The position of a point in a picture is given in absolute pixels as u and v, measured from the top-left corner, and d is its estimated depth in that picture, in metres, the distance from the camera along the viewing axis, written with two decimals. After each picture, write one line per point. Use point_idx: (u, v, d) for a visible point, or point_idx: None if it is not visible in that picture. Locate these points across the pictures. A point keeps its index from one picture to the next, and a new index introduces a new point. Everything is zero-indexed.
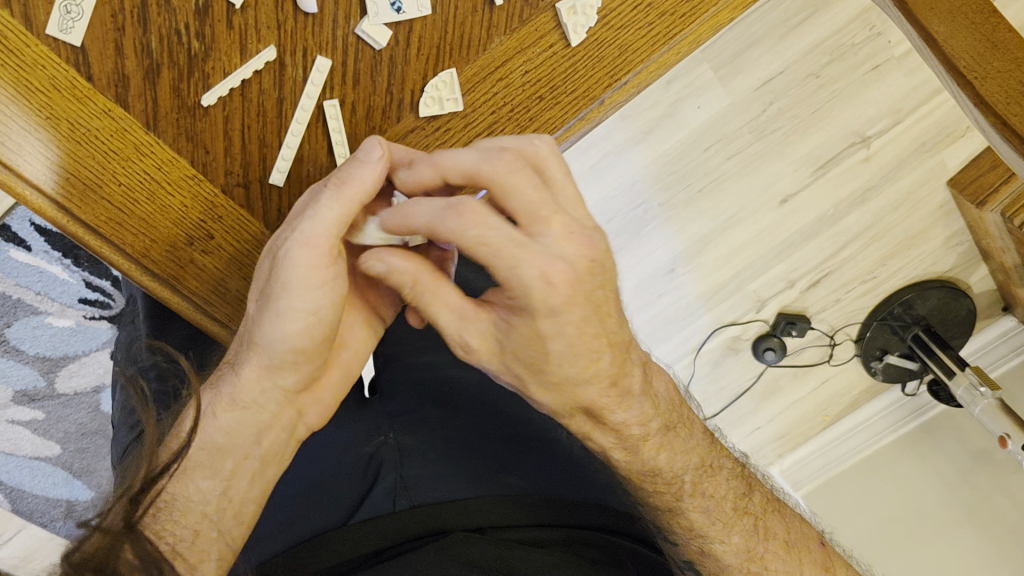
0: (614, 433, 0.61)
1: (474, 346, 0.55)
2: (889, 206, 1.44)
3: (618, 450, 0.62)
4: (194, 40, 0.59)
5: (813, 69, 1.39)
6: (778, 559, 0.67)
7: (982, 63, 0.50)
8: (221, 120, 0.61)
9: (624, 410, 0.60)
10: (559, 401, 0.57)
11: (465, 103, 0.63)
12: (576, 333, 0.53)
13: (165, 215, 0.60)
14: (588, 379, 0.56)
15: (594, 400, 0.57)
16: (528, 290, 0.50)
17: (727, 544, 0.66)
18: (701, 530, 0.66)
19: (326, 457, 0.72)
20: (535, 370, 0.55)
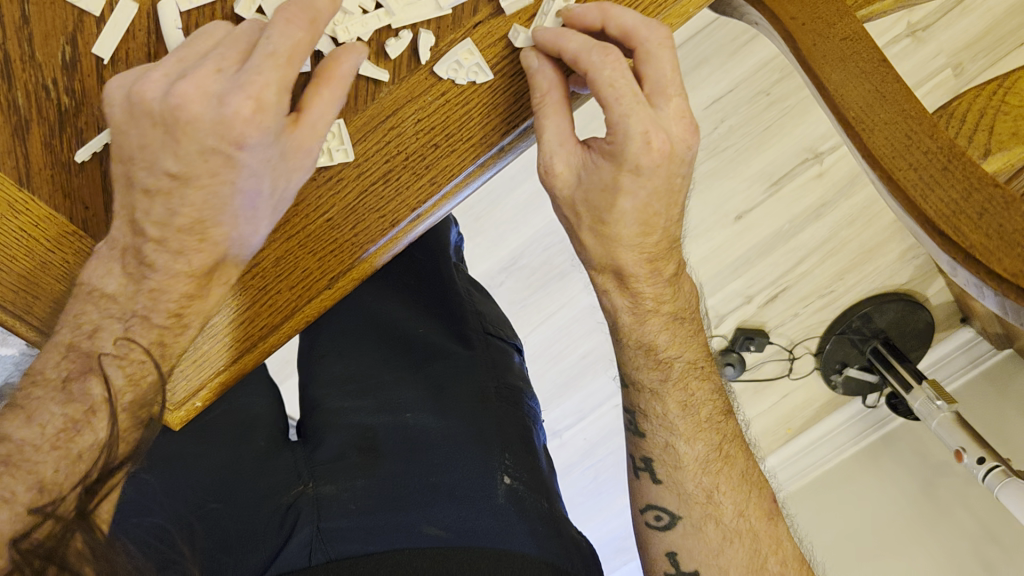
0: (629, 297, 0.68)
1: (559, 170, 0.61)
2: (843, 221, 1.44)
3: (626, 313, 0.69)
4: (64, 96, 0.55)
5: (762, 87, 1.36)
6: (728, 484, 0.71)
7: (870, 114, 0.50)
8: (99, 177, 0.56)
9: (647, 281, 0.67)
10: (600, 254, 0.65)
11: (358, 154, 0.58)
12: (647, 200, 0.62)
13: (42, 271, 0.56)
14: (640, 232, 0.64)
15: (629, 265, 0.66)
16: (629, 142, 0.58)
17: (691, 447, 0.71)
18: (672, 421, 0.71)
19: (248, 505, 0.72)
20: (597, 214, 0.63)
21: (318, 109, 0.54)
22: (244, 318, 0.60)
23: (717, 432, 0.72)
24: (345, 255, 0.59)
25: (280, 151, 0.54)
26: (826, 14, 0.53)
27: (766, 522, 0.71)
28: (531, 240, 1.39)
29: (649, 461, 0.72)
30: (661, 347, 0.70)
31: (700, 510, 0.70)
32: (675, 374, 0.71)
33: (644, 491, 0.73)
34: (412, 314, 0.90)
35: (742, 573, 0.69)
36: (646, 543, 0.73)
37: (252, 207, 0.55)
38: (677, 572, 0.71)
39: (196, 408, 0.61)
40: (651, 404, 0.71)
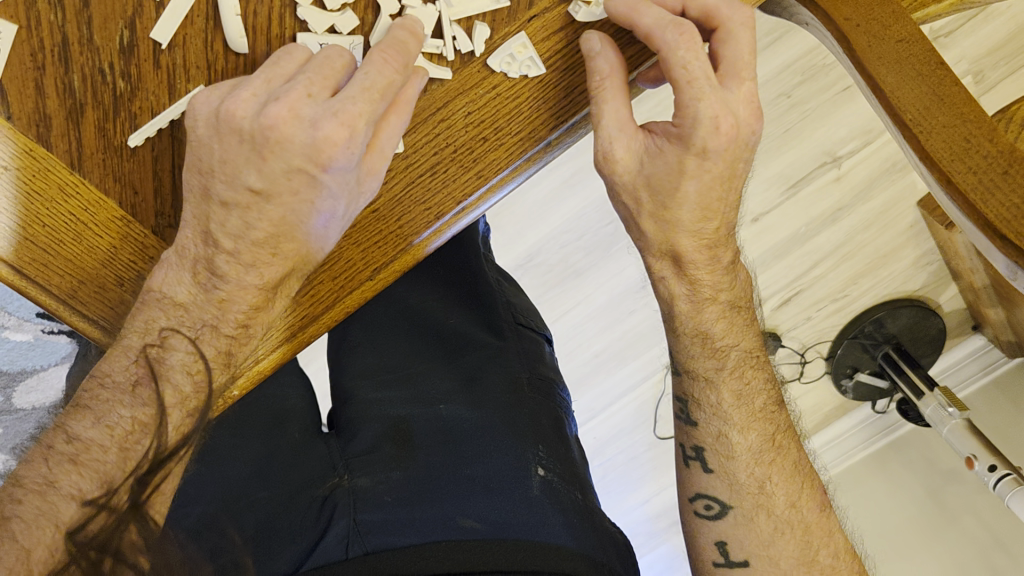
0: (687, 284, 0.68)
1: (620, 155, 0.61)
2: (860, 225, 1.43)
3: (683, 300, 0.69)
4: (120, 80, 0.55)
5: (784, 89, 1.34)
6: (781, 475, 0.72)
7: (927, 117, 0.50)
8: (150, 162, 0.56)
9: (705, 267, 0.67)
10: (660, 240, 0.66)
11: (407, 144, 0.58)
12: (710, 182, 0.63)
13: (89, 256, 0.56)
14: (699, 220, 0.65)
15: (685, 250, 0.66)
16: (698, 125, 0.59)
17: (744, 437, 0.72)
18: (726, 411, 0.72)
19: (282, 502, 0.75)
20: (659, 198, 0.63)
21: (389, 134, 0.55)
22: (286, 305, 0.59)
23: (771, 422, 0.73)
24: (391, 246, 0.59)
25: (358, 174, 0.55)
26: (882, 16, 0.53)
27: (818, 513, 0.73)
28: (547, 237, 1.39)
29: (701, 450, 0.74)
30: (716, 336, 0.70)
31: (752, 501, 0.72)
32: (731, 364, 0.71)
33: (694, 479, 0.74)
34: (444, 304, 0.93)
35: (794, 563, 0.71)
36: (694, 532, 0.75)
37: (321, 228, 0.56)
38: (726, 564, 0.73)
39: (232, 397, 0.60)
40: (706, 394, 0.72)
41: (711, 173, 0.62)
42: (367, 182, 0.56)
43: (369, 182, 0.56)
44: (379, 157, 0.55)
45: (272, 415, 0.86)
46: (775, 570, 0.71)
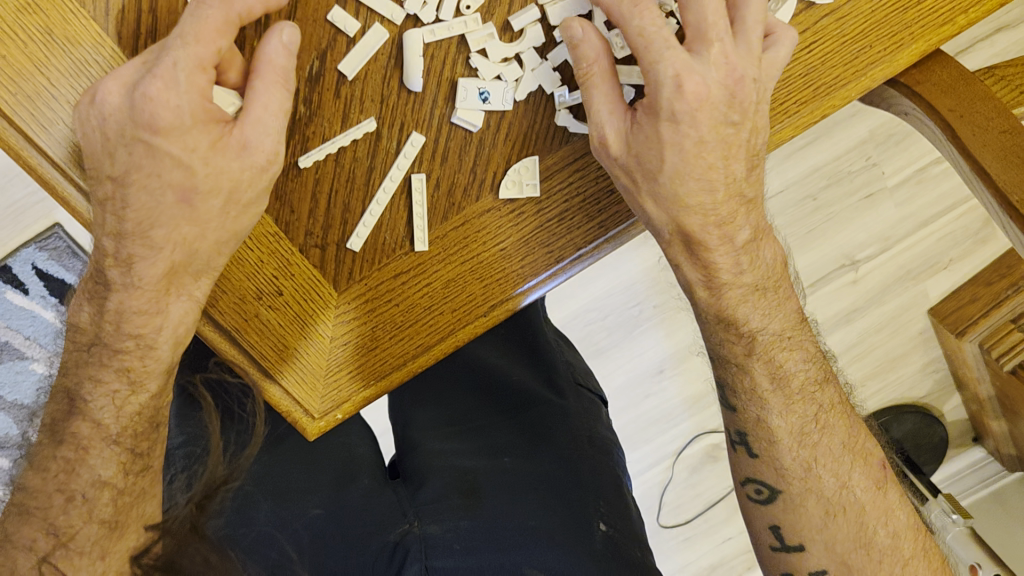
0: (701, 269, 0.64)
1: (610, 138, 0.57)
2: (871, 328, 1.43)
3: (701, 291, 0.64)
4: (301, 106, 0.56)
5: (810, 191, 1.36)
6: (827, 453, 0.68)
7: None
8: (311, 183, 0.58)
9: (720, 248, 0.62)
10: (664, 220, 0.61)
11: (544, 190, 0.59)
12: (695, 152, 0.59)
13: (239, 268, 0.58)
14: (697, 187, 0.60)
15: (693, 227, 0.61)
16: (661, 86, 0.56)
17: (783, 420, 0.67)
18: (763, 395, 0.67)
19: (347, 549, 0.68)
20: (651, 178, 0.59)
21: (260, 104, 0.52)
22: (401, 334, 0.61)
23: (812, 403, 0.68)
24: (499, 290, 0.61)
25: (240, 150, 0.53)
26: (982, 109, 0.59)
27: (873, 493, 0.68)
28: (577, 312, 1.29)
29: (745, 435, 0.69)
30: (742, 321, 0.65)
31: (801, 484, 0.68)
32: (759, 349, 0.66)
33: (742, 465, 0.70)
34: (510, 362, 0.88)
35: (850, 545, 0.68)
36: (751, 516, 0.71)
37: (194, 202, 0.54)
38: (783, 547, 0.70)
39: (337, 420, 0.61)
40: (739, 378, 0.67)
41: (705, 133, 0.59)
42: (255, 156, 0.54)
43: (260, 157, 0.54)
44: (257, 128, 0.53)
45: (338, 470, 0.77)
46: (831, 554, 0.68)
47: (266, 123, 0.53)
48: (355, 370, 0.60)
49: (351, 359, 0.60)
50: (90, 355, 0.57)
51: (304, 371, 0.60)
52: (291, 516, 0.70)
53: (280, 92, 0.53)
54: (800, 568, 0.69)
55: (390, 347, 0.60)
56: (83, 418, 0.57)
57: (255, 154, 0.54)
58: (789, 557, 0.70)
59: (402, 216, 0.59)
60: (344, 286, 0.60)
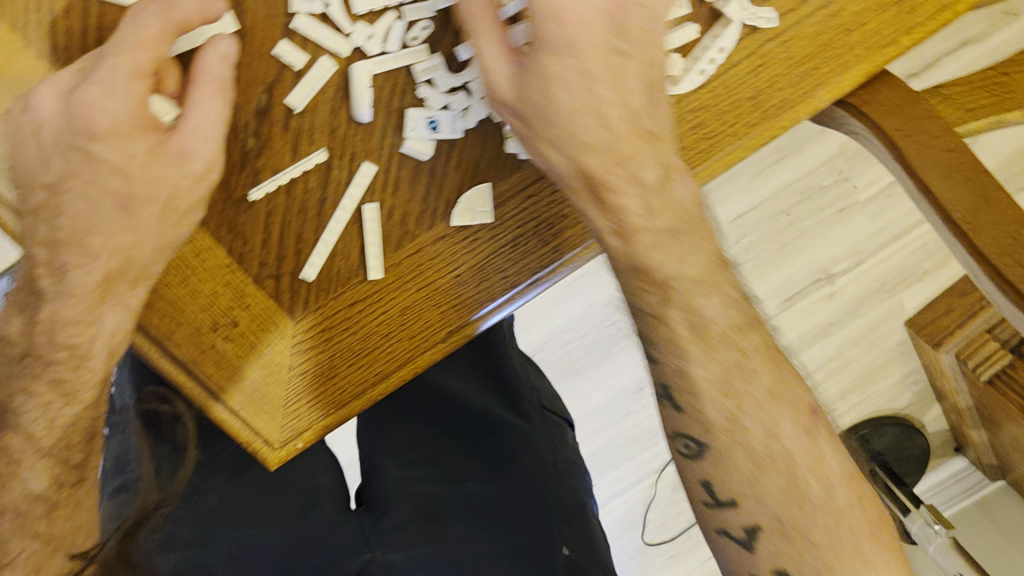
0: (611, 213, 0.59)
1: (499, 84, 0.56)
2: (848, 341, 1.43)
3: (611, 237, 0.59)
4: (250, 138, 0.57)
5: (784, 207, 1.38)
6: (754, 401, 0.61)
7: (976, 216, 0.57)
8: (264, 216, 0.58)
9: (626, 190, 0.59)
10: (565, 165, 0.57)
11: (497, 216, 0.59)
12: (585, 87, 0.56)
13: (194, 300, 0.57)
14: (594, 123, 0.57)
15: (596, 168, 0.58)
16: (534, 15, 0.54)
17: (704, 368, 0.61)
18: (681, 343, 0.61)
19: None
20: (541, 119, 0.56)
21: (197, 113, 0.54)
22: (359, 363, 0.59)
23: (733, 347, 0.61)
24: (456, 315, 0.60)
25: (176, 158, 0.54)
26: (929, 128, 0.60)
27: (803, 442, 0.61)
28: (553, 334, 1.30)
29: (667, 386, 0.63)
30: (655, 266, 0.60)
31: (727, 436, 0.61)
32: (676, 296, 0.61)
33: (669, 418, 0.63)
34: (474, 386, 0.88)
35: (780, 500, 0.60)
36: (683, 472, 0.65)
37: (132, 208, 0.55)
38: (715, 503, 0.62)
39: (297, 449, 0.60)
40: (655, 328, 0.62)
41: (596, 70, 0.56)
42: (191, 163, 0.54)
43: (196, 164, 0.55)
44: (193, 134, 0.54)
45: (303, 494, 0.77)
46: (762, 509, 0.60)
47: (203, 132, 0.54)
48: (314, 398, 0.59)
49: (309, 389, 0.59)
50: (22, 368, 0.58)
51: (260, 400, 0.58)
52: (246, 543, 0.70)
53: (218, 102, 0.54)
54: (732, 524, 0.62)
55: (348, 376, 0.59)
56: (14, 432, 0.59)
57: (190, 160, 0.54)
58: (721, 514, 0.62)
59: (355, 246, 0.59)
60: (300, 313, 0.60)
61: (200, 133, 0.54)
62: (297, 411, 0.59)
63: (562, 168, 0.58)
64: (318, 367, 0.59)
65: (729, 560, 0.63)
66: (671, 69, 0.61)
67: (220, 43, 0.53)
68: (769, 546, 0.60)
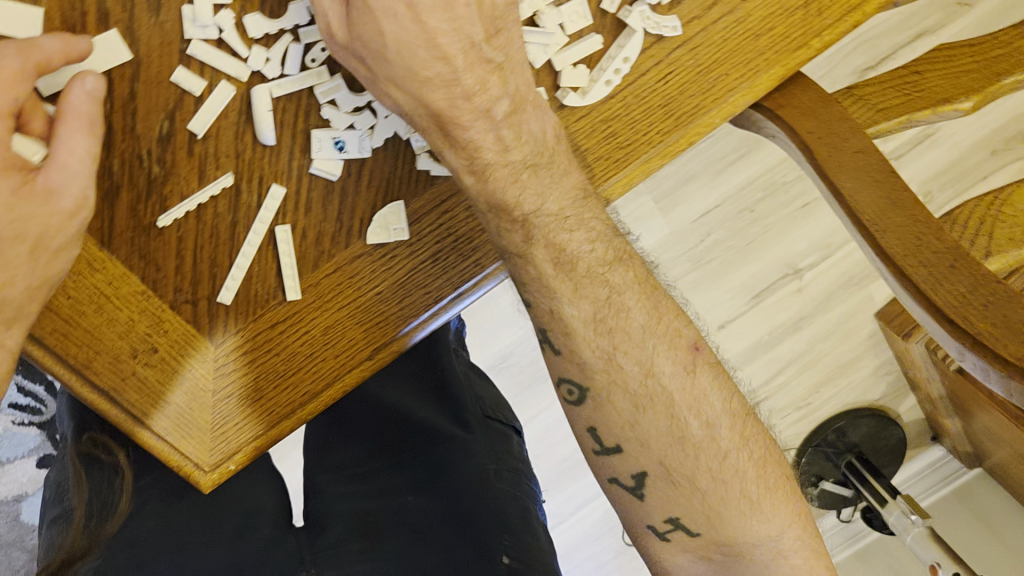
0: (463, 155, 0.57)
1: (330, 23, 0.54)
2: (822, 335, 1.44)
3: (466, 177, 0.58)
4: (154, 165, 0.57)
5: (747, 204, 1.37)
6: (629, 340, 0.62)
7: (881, 217, 0.57)
8: (175, 242, 0.58)
9: (474, 127, 0.57)
10: (408, 103, 0.56)
11: (413, 233, 0.60)
12: (420, 17, 0.54)
13: (109, 328, 0.56)
14: (432, 58, 0.55)
15: (440, 105, 0.56)
16: None
17: (576, 308, 0.62)
18: (550, 284, 0.62)
19: None
20: (372, 53, 0.54)
21: (65, 149, 0.51)
22: (285, 383, 0.59)
23: (601, 283, 0.62)
24: (379, 332, 0.60)
25: (45, 195, 0.51)
26: (839, 129, 0.61)
27: (681, 378, 0.63)
28: (521, 339, 1.29)
29: (546, 332, 0.64)
30: (513, 203, 0.59)
31: (604, 377, 0.63)
32: (537, 233, 0.60)
33: (552, 365, 0.65)
34: (418, 399, 0.88)
35: (664, 442, 0.63)
36: (572, 420, 0.67)
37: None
38: (603, 450, 0.65)
39: (229, 471, 0.60)
40: (524, 270, 0.61)
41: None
42: (58, 201, 0.52)
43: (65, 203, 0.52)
44: (59, 169, 0.51)
45: (241, 520, 0.76)
46: (647, 454, 0.63)
47: (73, 167, 0.52)
48: (244, 420, 0.60)
49: (235, 411, 0.59)
50: None
51: (186, 424, 0.59)
52: (185, 566, 0.70)
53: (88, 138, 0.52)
54: (622, 471, 0.65)
55: (274, 396, 0.59)
56: None
57: (57, 197, 0.52)
58: (609, 462, 0.65)
59: (271, 267, 0.59)
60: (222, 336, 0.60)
61: (68, 167, 0.51)
62: (226, 432, 0.59)
63: (406, 106, 0.56)
64: (245, 388, 0.59)
65: (619, 502, 0.67)
66: (578, 80, 0.60)
67: (86, 77, 0.52)
68: (655, 491, 0.64)
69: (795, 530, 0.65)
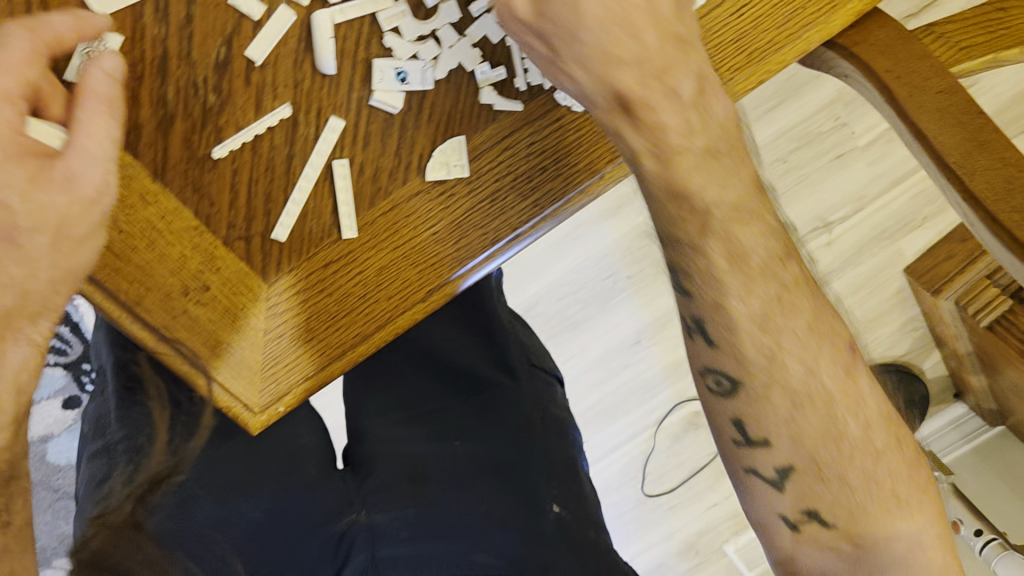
0: (649, 139, 0.55)
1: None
2: (848, 290, 1.38)
3: (648, 159, 0.55)
4: (211, 94, 0.55)
5: (779, 154, 1.34)
6: (796, 339, 0.58)
7: (969, 161, 0.55)
8: (229, 175, 0.56)
9: (664, 109, 0.55)
10: (596, 84, 0.54)
11: (473, 169, 0.57)
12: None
13: (163, 264, 0.54)
14: (625, 37, 0.53)
15: (626, 85, 0.54)
16: None
17: (743, 305, 0.57)
18: (718, 276, 0.57)
19: None
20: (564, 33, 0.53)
21: (85, 133, 0.50)
22: (339, 324, 0.57)
23: (774, 282, 0.57)
24: (434, 274, 0.58)
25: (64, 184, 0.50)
26: (919, 69, 0.58)
27: (842, 381, 0.58)
28: (550, 287, 1.28)
29: (701, 321, 0.59)
30: (694, 193, 0.56)
31: (763, 373, 0.58)
32: (713, 224, 0.56)
33: (699, 353, 0.60)
34: (463, 344, 0.86)
35: (817, 441, 0.58)
36: (711, 409, 0.62)
37: (19, 241, 0.51)
38: (747, 442, 0.60)
39: (280, 413, 0.58)
40: (692, 261, 0.57)
41: None
42: (78, 189, 0.50)
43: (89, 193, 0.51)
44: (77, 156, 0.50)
45: (285, 454, 0.77)
46: (800, 451, 0.58)
47: (97, 152, 0.50)
48: (294, 361, 0.57)
49: (287, 351, 0.57)
50: None
51: (238, 364, 0.56)
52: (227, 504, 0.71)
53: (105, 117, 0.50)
54: (766, 464, 0.60)
55: (328, 338, 0.57)
56: None
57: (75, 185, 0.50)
58: (752, 453, 0.60)
59: (327, 203, 0.57)
60: (275, 276, 0.57)
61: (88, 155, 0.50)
62: (276, 374, 0.57)
63: (593, 91, 0.54)
64: (297, 329, 0.57)
65: (754, 499, 0.62)
66: None
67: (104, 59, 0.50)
68: (801, 485, 0.59)
69: (937, 530, 0.59)
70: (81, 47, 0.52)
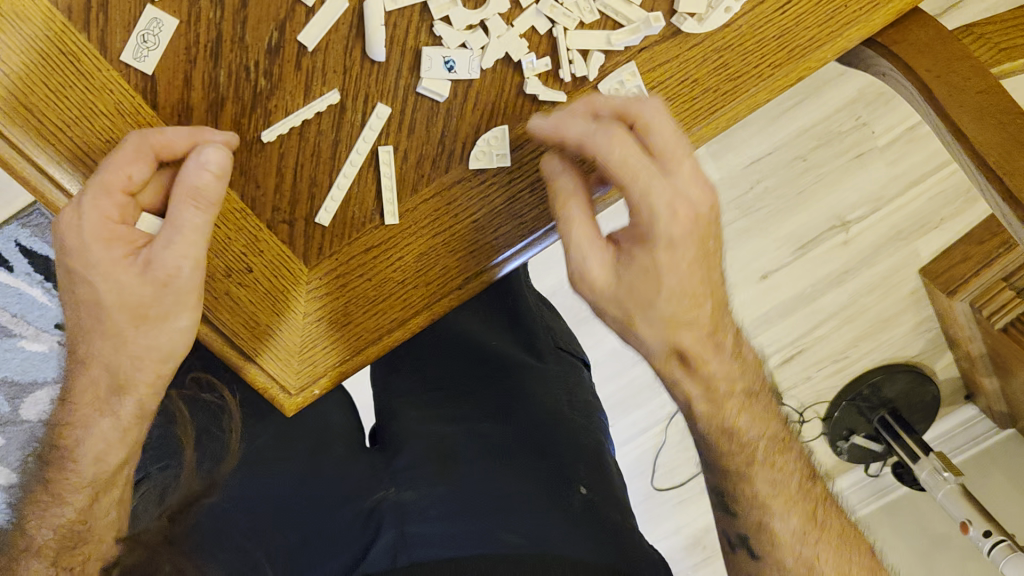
0: (701, 385, 0.59)
1: (594, 273, 0.55)
2: (865, 289, 1.32)
3: (700, 405, 0.60)
4: (261, 78, 0.55)
5: (800, 152, 1.24)
6: (830, 552, 0.63)
7: (1010, 160, 0.56)
8: (276, 158, 0.56)
9: (713, 359, 0.58)
10: (659, 340, 0.56)
11: (515, 160, 0.58)
12: (689, 266, 0.55)
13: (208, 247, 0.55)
14: (691, 304, 0.56)
15: (686, 345, 0.57)
16: (647, 218, 0.53)
17: (784, 523, 0.63)
18: (764, 500, 0.63)
19: (320, 515, 0.70)
20: (640, 305, 0.55)
21: (170, 223, 0.52)
22: (376, 308, 0.58)
23: (807, 497, 0.64)
24: (471, 262, 0.58)
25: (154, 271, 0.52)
26: (960, 69, 0.58)
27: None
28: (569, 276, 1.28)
29: (746, 538, 0.65)
30: (741, 430, 0.62)
31: None
32: (759, 457, 0.63)
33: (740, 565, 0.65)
34: (490, 331, 0.87)
35: None
36: None
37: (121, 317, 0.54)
38: None
39: (314, 396, 0.58)
40: (739, 487, 0.63)
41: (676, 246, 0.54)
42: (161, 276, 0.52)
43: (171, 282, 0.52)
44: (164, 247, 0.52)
45: (313, 439, 0.78)
46: None
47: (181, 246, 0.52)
48: (331, 344, 0.58)
49: (325, 334, 0.58)
50: None
51: (277, 345, 0.57)
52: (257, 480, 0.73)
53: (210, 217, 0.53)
54: None
55: (365, 323, 0.58)
56: None
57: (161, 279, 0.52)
58: None
59: (371, 189, 0.58)
60: (316, 260, 0.58)
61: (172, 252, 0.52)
62: (313, 355, 0.58)
63: (655, 345, 0.56)
64: (335, 313, 0.58)
65: None
66: (695, 6, 0.58)
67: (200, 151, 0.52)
68: None
69: None
70: (138, 30, 0.52)
